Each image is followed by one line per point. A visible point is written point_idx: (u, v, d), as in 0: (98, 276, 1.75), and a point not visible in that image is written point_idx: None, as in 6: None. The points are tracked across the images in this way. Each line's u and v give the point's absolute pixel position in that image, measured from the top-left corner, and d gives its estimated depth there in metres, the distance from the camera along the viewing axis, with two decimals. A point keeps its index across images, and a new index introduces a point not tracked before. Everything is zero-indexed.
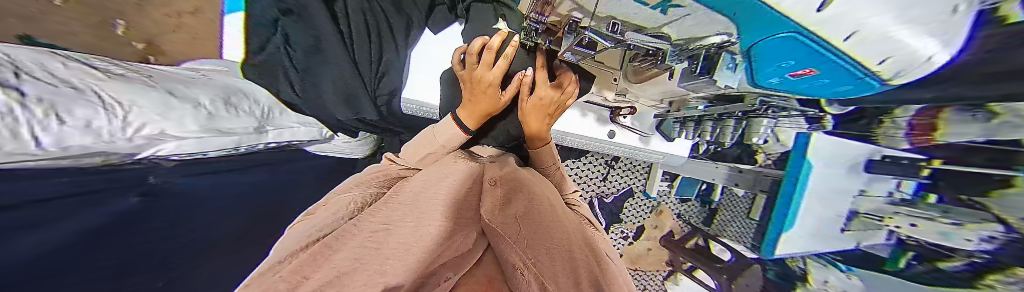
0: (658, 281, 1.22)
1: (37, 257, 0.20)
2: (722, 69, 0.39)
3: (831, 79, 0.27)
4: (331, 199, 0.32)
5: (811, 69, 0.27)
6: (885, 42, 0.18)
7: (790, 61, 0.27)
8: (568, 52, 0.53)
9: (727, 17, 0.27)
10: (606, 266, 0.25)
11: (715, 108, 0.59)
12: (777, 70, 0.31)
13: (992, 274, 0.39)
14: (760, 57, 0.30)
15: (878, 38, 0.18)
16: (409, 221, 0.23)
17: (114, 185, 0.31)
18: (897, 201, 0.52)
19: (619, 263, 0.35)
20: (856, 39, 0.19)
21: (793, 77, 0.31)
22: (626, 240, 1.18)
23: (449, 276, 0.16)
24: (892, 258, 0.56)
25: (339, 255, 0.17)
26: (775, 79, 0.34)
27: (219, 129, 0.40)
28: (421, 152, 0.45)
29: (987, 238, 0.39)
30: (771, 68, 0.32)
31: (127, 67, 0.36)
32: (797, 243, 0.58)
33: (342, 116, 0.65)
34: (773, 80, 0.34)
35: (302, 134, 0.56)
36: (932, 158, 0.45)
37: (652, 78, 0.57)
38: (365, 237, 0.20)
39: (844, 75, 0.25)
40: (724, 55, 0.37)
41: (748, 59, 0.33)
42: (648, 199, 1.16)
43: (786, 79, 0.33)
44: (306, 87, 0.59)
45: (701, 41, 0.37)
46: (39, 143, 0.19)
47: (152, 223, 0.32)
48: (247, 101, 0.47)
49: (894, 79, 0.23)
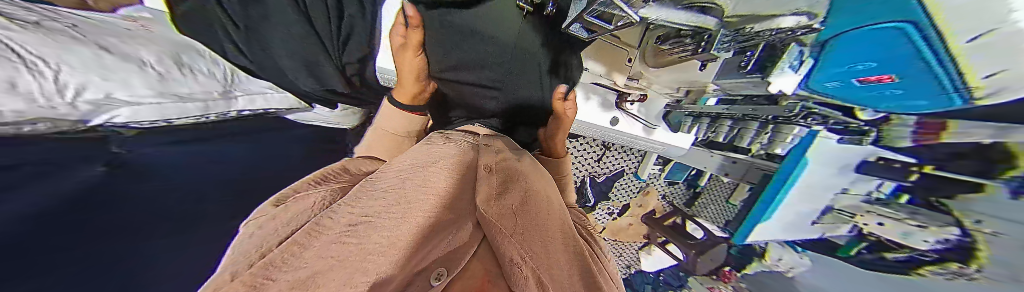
0: (631, 253, 1.35)
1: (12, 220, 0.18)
2: (783, 68, 0.46)
3: (907, 90, 0.34)
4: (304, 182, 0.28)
5: (892, 76, 0.34)
6: (1006, 55, 0.23)
7: (870, 63, 0.35)
8: (576, 24, 0.48)
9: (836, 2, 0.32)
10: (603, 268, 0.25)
11: (738, 107, 0.61)
12: (847, 71, 0.39)
13: (927, 266, 0.46)
14: (845, 54, 0.37)
15: (1007, 46, 0.23)
16: (394, 212, 0.19)
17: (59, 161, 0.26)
18: (872, 200, 0.54)
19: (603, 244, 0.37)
20: (981, 43, 0.24)
21: (860, 83, 0.39)
22: (611, 216, 1.26)
23: (439, 274, 0.14)
24: (847, 245, 0.61)
25: (311, 249, 0.13)
26: (836, 82, 0.42)
27: (177, 94, 0.39)
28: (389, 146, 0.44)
29: (943, 240, 0.43)
30: (842, 69, 0.39)
31: (41, 13, 0.33)
32: (768, 231, 0.64)
33: (307, 87, 0.55)
34: (831, 83, 0.43)
35: (279, 101, 0.54)
36: (925, 164, 0.44)
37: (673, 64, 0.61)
38: (341, 232, 0.16)
39: (931, 88, 0.31)
40: (793, 48, 0.44)
41: (821, 51, 0.41)
42: (637, 180, 1.18)
43: (849, 83, 0.40)
44: (251, 48, 0.49)
45: (765, 22, 0.40)
46: None
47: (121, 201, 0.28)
48: (202, 61, 0.45)
49: (976, 99, 0.28)
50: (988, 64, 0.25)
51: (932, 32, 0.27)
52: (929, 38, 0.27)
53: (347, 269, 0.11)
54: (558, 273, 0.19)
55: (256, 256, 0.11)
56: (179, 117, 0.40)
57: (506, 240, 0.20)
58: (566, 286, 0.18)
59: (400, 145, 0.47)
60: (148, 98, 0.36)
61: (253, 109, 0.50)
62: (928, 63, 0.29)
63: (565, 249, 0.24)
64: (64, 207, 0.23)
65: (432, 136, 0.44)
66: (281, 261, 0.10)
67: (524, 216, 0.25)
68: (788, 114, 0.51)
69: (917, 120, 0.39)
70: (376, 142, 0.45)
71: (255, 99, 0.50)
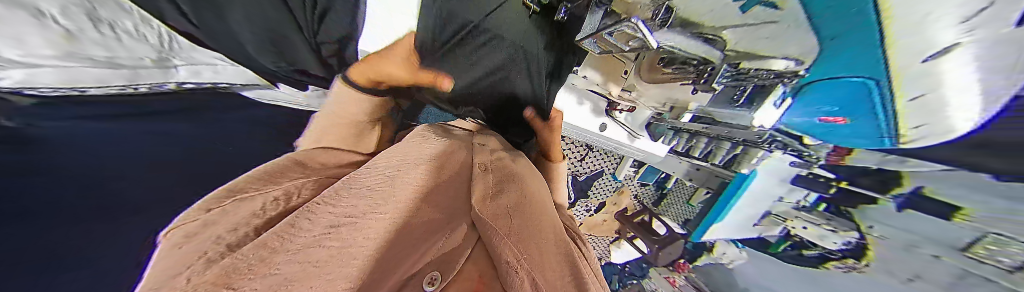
0: (603, 246, 1.45)
1: None
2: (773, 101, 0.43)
3: (855, 131, 0.40)
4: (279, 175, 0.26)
5: (845, 119, 0.40)
6: (929, 110, 0.29)
7: (835, 108, 0.39)
8: (591, 38, 0.44)
9: (821, 52, 0.33)
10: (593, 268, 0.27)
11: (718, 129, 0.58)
12: (817, 112, 0.43)
13: (830, 261, 0.59)
14: (811, 98, 0.42)
15: (934, 104, 0.28)
16: (381, 212, 0.18)
17: None
18: (800, 207, 0.62)
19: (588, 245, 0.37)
20: (916, 102, 0.29)
21: (822, 122, 0.44)
22: (588, 212, 1.34)
23: (433, 278, 0.14)
24: (776, 242, 0.72)
25: (284, 253, 0.12)
26: (805, 119, 0.47)
27: (92, 58, 0.31)
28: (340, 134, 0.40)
29: (849, 242, 0.54)
30: (815, 110, 0.43)
31: None
32: (726, 231, 0.77)
33: (271, 66, 0.51)
34: (796, 119, 0.48)
35: (233, 74, 0.47)
36: (841, 179, 0.52)
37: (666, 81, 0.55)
38: (319, 234, 0.14)
39: (872, 133, 0.38)
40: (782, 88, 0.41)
41: (797, 93, 0.43)
42: (614, 180, 1.26)
43: (810, 121, 0.46)
44: (198, 7, 0.39)
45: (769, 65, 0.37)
46: None
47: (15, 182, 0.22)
48: (121, 14, 0.33)
49: (903, 144, 0.36)
50: (919, 120, 0.31)
51: (887, 89, 0.30)
52: (886, 91, 0.31)
53: (329, 276, 0.10)
54: (550, 272, 0.20)
55: (216, 263, 0.09)
56: (97, 87, 0.32)
57: (501, 242, 0.20)
58: (559, 286, 0.18)
59: (356, 130, 0.42)
60: (46, 59, 0.27)
61: (201, 81, 0.43)
62: (873, 111, 0.35)
63: (557, 249, 0.25)
64: None
65: (420, 130, 0.41)
66: (253, 265, 0.09)
67: (520, 215, 0.26)
68: (759, 140, 0.53)
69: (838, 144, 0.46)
70: (325, 133, 0.40)
71: (201, 71, 0.43)
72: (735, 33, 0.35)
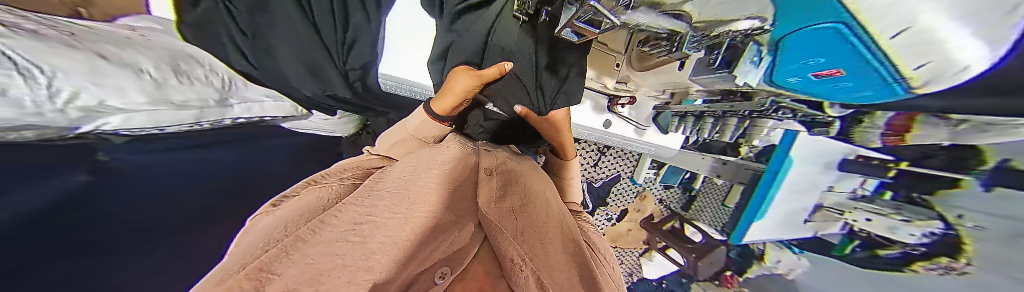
0: (632, 259, 1.31)
1: (50, 213, 0.21)
2: (746, 63, 0.40)
3: (854, 81, 0.27)
4: (296, 196, 0.28)
5: (839, 69, 0.28)
6: (915, 48, 0.18)
7: (820, 58, 0.28)
8: (568, 27, 0.42)
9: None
10: (603, 270, 0.27)
11: (720, 104, 0.58)
12: (800, 68, 0.32)
13: (918, 261, 0.41)
14: (794, 51, 0.31)
15: (916, 42, 0.17)
16: (397, 212, 0.20)
17: (47, 161, 0.23)
18: (857, 196, 0.51)
19: (603, 256, 0.34)
20: (900, 38, 0.18)
21: (815, 78, 0.32)
22: (610, 221, 1.25)
23: (443, 273, 0.19)
24: (841, 243, 0.56)
25: (317, 246, 0.16)
26: (795, 78, 0.35)
27: (171, 101, 0.35)
28: (390, 140, 0.45)
29: (928, 234, 0.39)
30: (795, 65, 0.33)
31: (79, 25, 0.34)
32: (762, 232, 0.60)
33: (308, 92, 0.56)
34: (791, 78, 0.36)
35: (276, 109, 0.51)
36: (901, 160, 0.43)
37: (662, 64, 0.56)
38: (347, 229, 0.18)
39: (872, 78, 0.25)
40: (752, 47, 0.37)
41: (775, 51, 0.34)
42: (633, 184, 1.19)
43: (806, 78, 0.34)
44: (256, 55, 0.47)
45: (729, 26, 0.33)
46: (46, 100, 0.22)
47: (91, 209, 0.26)
48: (198, 67, 0.41)
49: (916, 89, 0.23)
50: (910, 58, 0.19)
51: (858, 29, 0.20)
52: (859, 32, 0.20)
53: (351, 268, 0.13)
54: (558, 273, 0.23)
55: (242, 268, 0.12)
56: (171, 124, 0.35)
57: (506, 241, 0.22)
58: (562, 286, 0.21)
59: (409, 148, 0.44)
60: (143, 105, 0.31)
61: (250, 117, 0.47)
62: (864, 57, 0.22)
63: (563, 250, 0.27)
64: (68, 203, 0.23)
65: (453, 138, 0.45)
66: (254, 274, 0.11)
67: (523, 217, 0.27)
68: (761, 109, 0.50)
69: (892, 113, 0.37)
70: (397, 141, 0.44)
71: (252, 107, 0.46)
72: (694, 6, 0.32)
